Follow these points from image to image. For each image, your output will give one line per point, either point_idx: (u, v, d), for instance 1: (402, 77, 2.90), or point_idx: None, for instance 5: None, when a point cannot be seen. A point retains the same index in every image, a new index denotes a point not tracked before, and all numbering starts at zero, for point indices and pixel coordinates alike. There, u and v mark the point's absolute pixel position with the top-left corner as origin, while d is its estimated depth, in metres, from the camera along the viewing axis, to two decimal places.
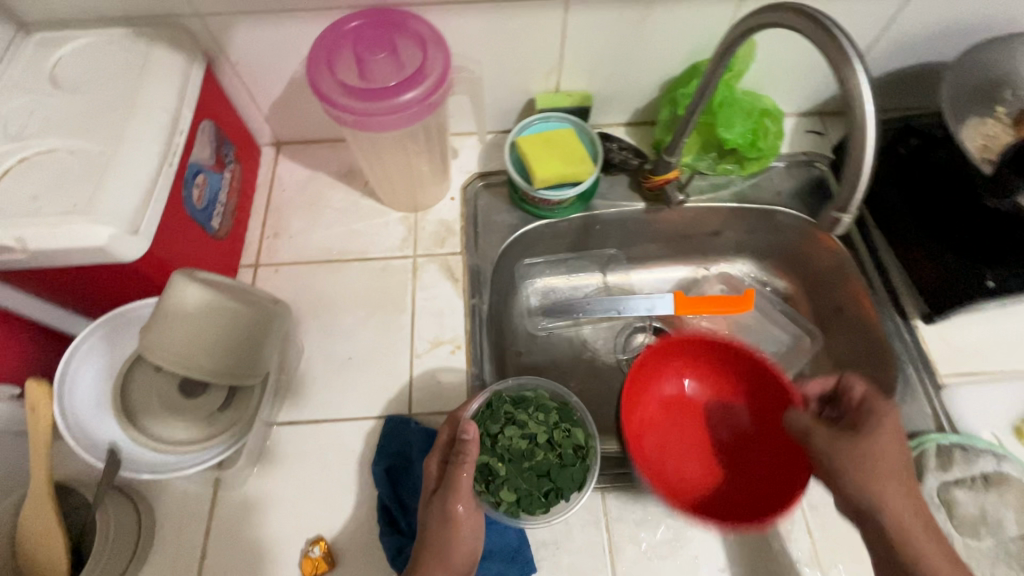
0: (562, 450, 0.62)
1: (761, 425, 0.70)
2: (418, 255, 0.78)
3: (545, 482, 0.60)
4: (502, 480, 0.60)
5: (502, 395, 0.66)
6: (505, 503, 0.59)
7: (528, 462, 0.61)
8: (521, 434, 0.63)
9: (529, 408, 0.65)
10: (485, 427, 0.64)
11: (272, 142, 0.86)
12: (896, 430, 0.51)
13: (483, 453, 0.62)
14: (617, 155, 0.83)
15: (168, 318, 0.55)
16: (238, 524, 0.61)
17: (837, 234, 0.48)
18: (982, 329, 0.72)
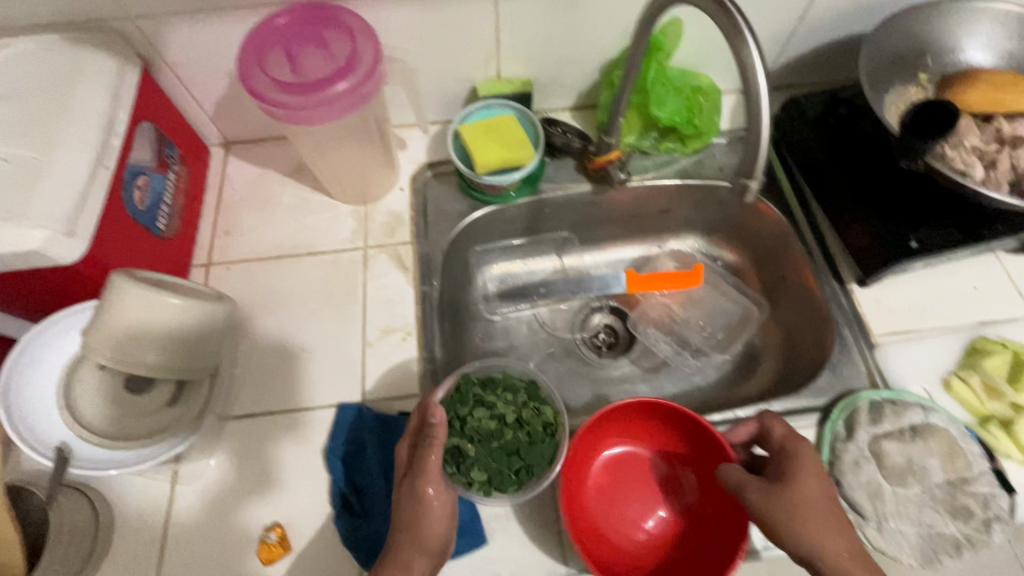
0: (531, 428, 0.62)
1: (708, 491, 0.63)
2: (368, 246, 0.80)
3: (516, 460, 0.60)
4: (473, 461, 0.59)
5: (468, 377, 0.65)
6: (477, 483, 0.59)
7: (498, 442, 0.61)
8: (489, 415, 0.62)
9: (496, 388, 0.64)
10: (453, 410, 0.63)
11: (221, 143, 0.87)
12: (815, 473, 0.53)
13: (453, 436, 0.61)
14: (560, 138, 0.84)
15: (112, 324, 0.56)
16: (196, 516, 0.63)
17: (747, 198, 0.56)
18: (912, 289, 0.75)
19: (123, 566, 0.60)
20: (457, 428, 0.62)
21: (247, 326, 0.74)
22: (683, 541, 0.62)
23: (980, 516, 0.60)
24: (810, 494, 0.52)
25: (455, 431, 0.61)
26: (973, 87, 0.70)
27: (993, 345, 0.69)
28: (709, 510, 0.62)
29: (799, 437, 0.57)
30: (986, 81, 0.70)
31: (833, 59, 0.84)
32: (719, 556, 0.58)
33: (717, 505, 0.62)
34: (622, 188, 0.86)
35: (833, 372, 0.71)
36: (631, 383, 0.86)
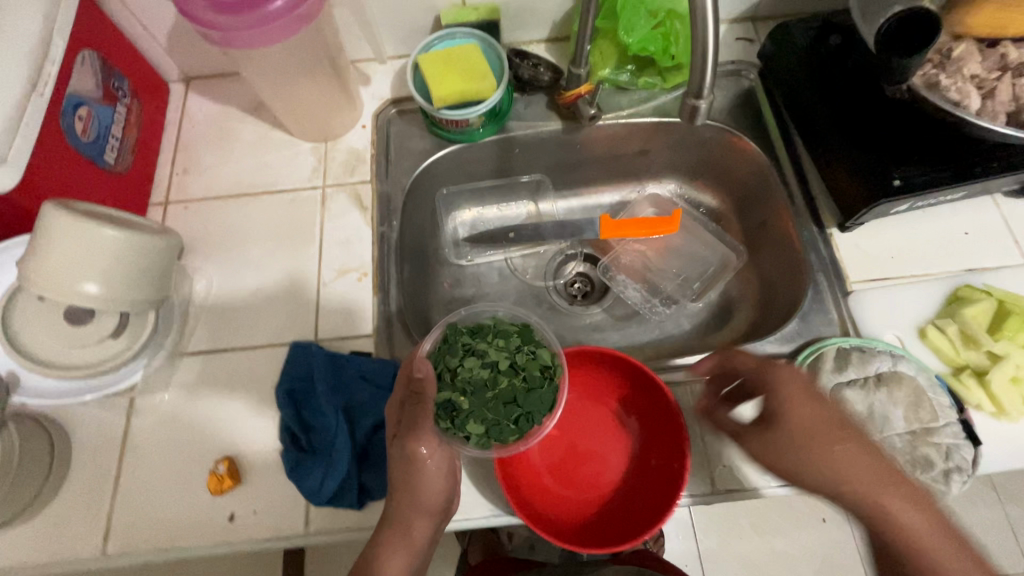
0: (529, 374, 0.55)
1: (652, 436, 0.59)
2: (327, 185, 0.77)
3: (515, 409, 0.53)
4: (468, 414, 0.53)
5: (455, 325, 0.58)
6: (475, 436, 0.53)
7: (493, 392, 0.54)
8: (480, 363, 0.55)
9: (485, 334, 0.57)
10: (441, 362, 0.56)
11: (180, 78, 0.84)
12: (803, 397, 0.55)
13: (443, 389, 0.55)
14: (527, 71, 0.79)
15: (52, 245, 0.55)
16: (150, 447, 0.64)
17: (697, 121, 0.51)
18: (897, 234, 0.71)
19: (81, 489, 0.62)
20: (447, 381, 0.55)
21: (203, 265, 0.73)
22: (625, 493, 0.58)
23: (941, 467, 0.57)
24: (803, 421, 0.54)
25: (445, 384, 0.55)
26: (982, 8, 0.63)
27: (978, 293, 0.65)
28: (654, 461, 0.58)
29: (778, 364, 0.57)
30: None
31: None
32: (658, 507, 0.53)
33: (661, 455, 0.57)
34: (593, 126, 0.81)
35: (802, 319, 0.68)
36: (601, 331, 0.85)
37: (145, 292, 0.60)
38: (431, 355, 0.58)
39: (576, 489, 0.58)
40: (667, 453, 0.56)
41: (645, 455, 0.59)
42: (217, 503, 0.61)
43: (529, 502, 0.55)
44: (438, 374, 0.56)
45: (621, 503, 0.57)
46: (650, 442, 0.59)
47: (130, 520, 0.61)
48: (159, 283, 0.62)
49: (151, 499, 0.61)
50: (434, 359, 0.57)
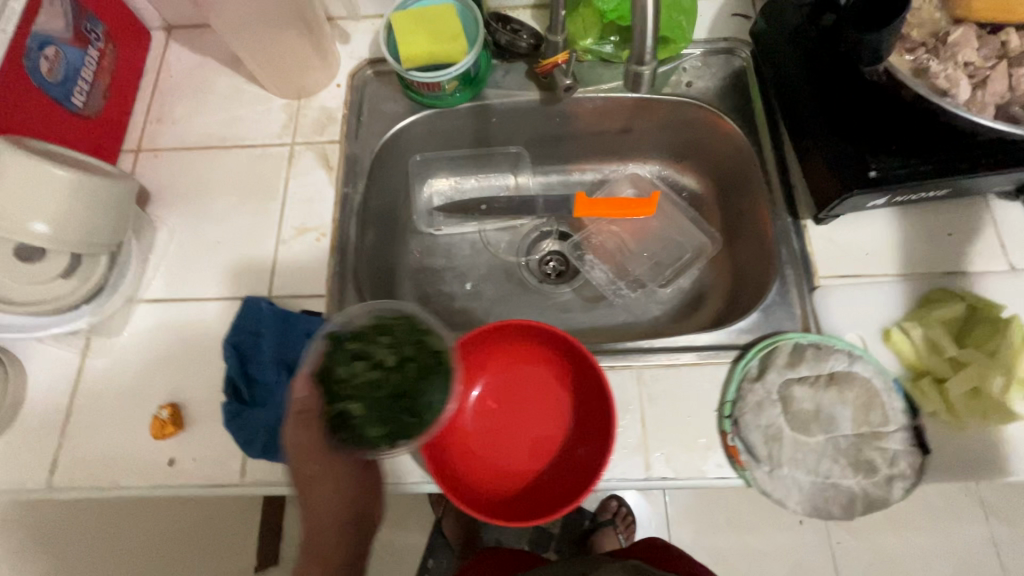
0: (419, 364, 0.54)
1: (587, 411, 0.57)
2: (296, 143, 0.77)
3: (410, 402, 0.53)
4: (363, 420, 0.52)
5: (335, 330, 0.55)
6: (377, 440, 0.51)
7: (384, 391, 0.53)
8: (368, 365, 0.54)
9: (368, 333, 0.55)
10: (327, 375, 0.53)
11: (162, 26, 0.83)
12: None
13: (334, 402, 0.52)
14: (505, 36, 0.76)
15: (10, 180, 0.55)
16: (101, 388, 0.65)
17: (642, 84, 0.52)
18: (874, 230, 0.67)
19: (34, 421, 0.64)
20: (336, 392, 0.53)
21: (168, 215, 0.73)
22: (549, 473, 0.57)
23: (883, 472, 0.56)
24: None
25: (334, 396, 0.52)
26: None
27: (950, 297, 0.62)
28: (581, 448, 0.56)
29: None
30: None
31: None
32: (575, 495, 0.53)
33: (589, 444, 0.56)
34: (571, 99, 0.78)
35: (763, 311, 0.65)
36: (568, 311, 0.83)
37: (100, 232, 0.60)
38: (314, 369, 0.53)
39: (503, 463, 0.57)
40: (595, 442, 0.55)
41: (576, 440, 0.57)
42: (159, 447, 0.62)
43: (450, 470, 0.54)
44: (325, 388, 0.53)
45: (542, 483, 0.56)
46: (583, 427, 0.57)
47: (76, 456, 0.62)
48: (116, 224, 0.63)
49: (98, 438, 0.63)
50: (319, 374, 0.53)
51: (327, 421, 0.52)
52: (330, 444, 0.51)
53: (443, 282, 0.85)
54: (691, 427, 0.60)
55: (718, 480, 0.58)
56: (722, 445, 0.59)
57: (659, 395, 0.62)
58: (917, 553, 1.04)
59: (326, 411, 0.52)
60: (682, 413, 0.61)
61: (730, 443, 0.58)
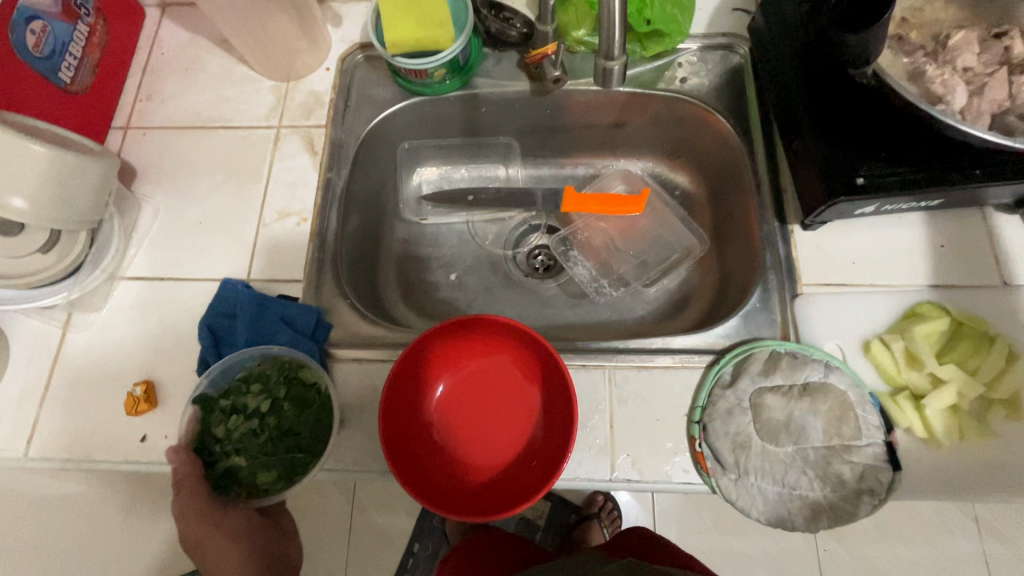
0: (294, 400, 0.62)
1: (553, 411, 0.57)
2: (282, 126, 0.76)
3: (291, 439, 0.61)
4: (250, 469, 0.61)
5: (205, 393, 0.61)
6: (269, 482, 0.61)
7: (263, 436, 0.61)
8: (244, 417, 0.62)
9: (238, 387, 0.63)
10: (206, 436, 0.61)
11: (156, 4, 0.83)
12: None
13: (219, 461, 0.61)
14: (494, 24, 0.74)
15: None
16: (81, 362, 0.66)
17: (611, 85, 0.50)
18: (862, 238, 0.65)
19: (13, 392, 0.65)
20: (219, 450, 0.61)
21: (153, 193, 0.74)
22: (501, 478, 0.56)
23: (852, 486, 0.54)
24: None
25: (218, 454, 0.61)
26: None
27: (937, 311, 0.60)
28: (537, 458, 0.55)
29: None
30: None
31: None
32: (522, 500, 0.52)
33: (545, 455, 0.55)
34: (562, 91, 0.77)
35: (742, 317, 0.64)
36: (551, 306, 0.82)
37: (78, 210, 0.61)
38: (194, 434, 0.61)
39: (466, 459, 0.57)
40: (551, 452, 0.54)
41: (538, 444, 0.56)
42: (133, 423, 0.63)
43: (405, 458, 0.54)
44: (207, 451, 0.61)
45: (492, 486, 0.55)
46: (544, 435, 0.57)
47: (52, 427, 0.63)
48: (95, 202, 0.63)
49: (74, 412, 0.64)
50: (198, 441, 0.61)
51: (215, 481, 0.61)
52: (218, 501, 0.60)
53: (427, 271, 0.84)
54: (660, 430, 0.59)
55: (684, 485, 0.58)
56: (689, 450, 0.58)
57: (629, 397, 0.61)
58: (903, 565, 0.99)
59: (212, 473, 0.61)
60: (651, 416, 0.60)
61: (697, 449, 0.57)
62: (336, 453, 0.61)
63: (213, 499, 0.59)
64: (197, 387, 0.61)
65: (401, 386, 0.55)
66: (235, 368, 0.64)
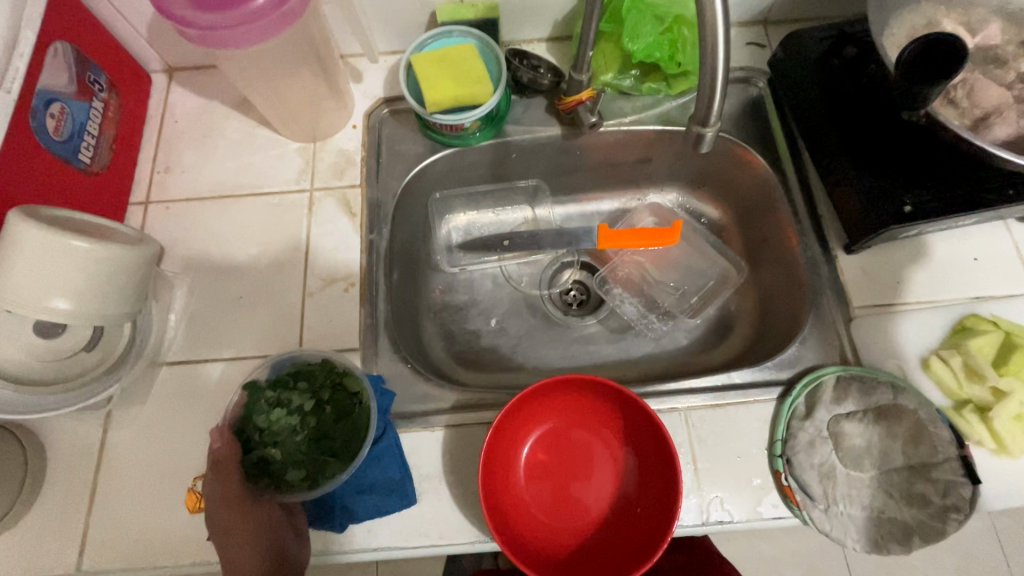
0: (336, 405, 0.61)
1: (648, 463, 0.57)
2: (315, 188, 0.74)
3: (326, 443, 0.60)
4: (282, 463, 0.59)
5: (254, 381, 0.62)
6: (296, 481, 0.59)
7: (301, 435, 0.60)
8: (286, 411, 0.61)
9: (285, 381, 0.62)
10: (246, 424, 0.61)
11: (163, 69, 0.80)
12: None
13: (254, 449, 0.60)
14: (526, 73, 0.75)
15: (30, 257, 0.52)
16: (127, 461, 0.62)
17: (703, 150, 0.52)
18: (902, 258, 0.68)
19: (55, 504, 0.60)
20: (256, 440, 0.60)
21: (184, 271, 0.70)
22: (609, 531, 0.55)
23: (937, 503, 0.56)
24: None
25: (256, 443, 0.60)
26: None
27: (984, 324, 0.62)
28: (641, 505, 0.56)
29: None
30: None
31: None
32: (641, 555, 0.52)
33: (649, 501, 0.55)
34: (593, 133, 0.78)
35: (802, 344, 0.66)
36: (596, 344, 0.82)
37: (124, 303, 0.57)
38: (237, 419, 0.61)
39: (562, 522, 0.56)
40: (655, 499, 0.54)
41: (635, 496, 0.57)
42: (196, 520, 0.59)
43: (513, 532, 0.53)
44: (246, 437, 0.60)
45: (604, 540, 0.55)
46: (642, 483, 0.57)
47: (105, 537, 0.59)
48: (139, 291, 0.59)
49: (127, 517, 0.60)
50: (239, 426, 0.61)
51: (247, 469, 0.59)
52: (248, 487, 0.58)
53: (466, 319, 0.83)
54: (743, 467, 0.60)
55: (774, 520, 0.58)
56: (775, 485, 0.59)
57: (708, 436, 0.61)
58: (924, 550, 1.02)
59: (245, 461, 0.60)
60: (732, 454, 0.60)
61: (784, 483, 0.58)
62: (418, 528, 0.59)
63: (244, 485, 0.58)
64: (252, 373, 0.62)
65: (494, 458, 0.54)
66: (284, 362, 0.63)
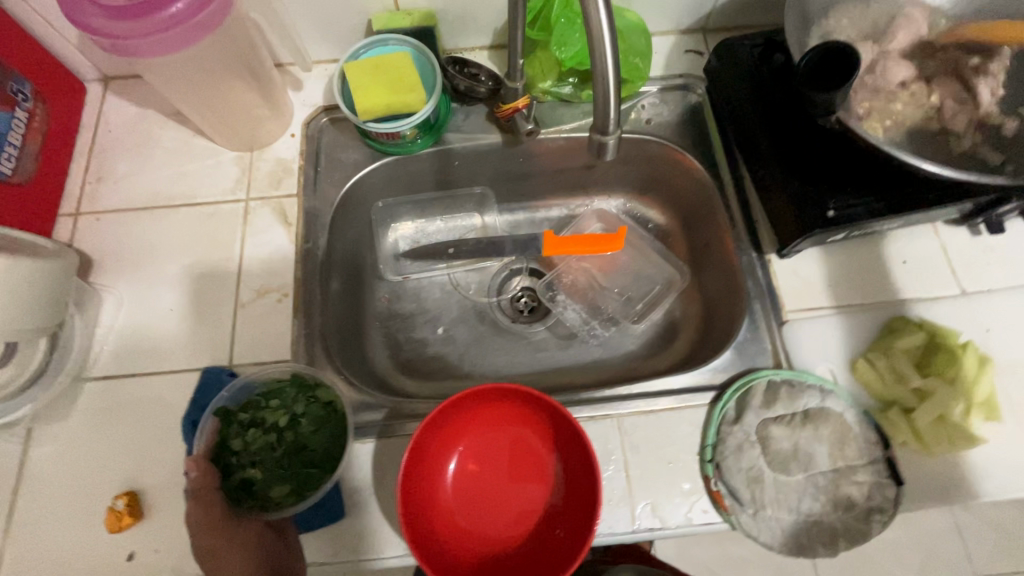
0: (311, 416, 0.62)
1: (574, 480, 0.57)
2: (250, 198, 0.73)
3: (306, 454, 0.60)
4: (266, 481, 0.59)
5: (223, 407, 0.61)
6: (281, 497, 0.58)
7: (280, 450, 0.61)
8: (262, 430, 0.61)
9: (257, 401, 0.62)
10: (222, 449, 0.60)
11: (97, 78, 0.79)
12: None
13: (234, 473, 0.59)
14: (463, 81, 0.75)
15: None
16: (47, 479, 0.60)
17: (604, 157, 0.54)
18: (833, 261, 0.69)
19: None
20: (234, 463, 0.60)
21: (114, 282, 0.69)
22: (529, 546, 0.55)
23: (861, 506, 0.57)
24: None
25: (234, 466, 0.60)
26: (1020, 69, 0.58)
27: (911, 325, 0.64)
28: (561, 526, 0.55)
29: None
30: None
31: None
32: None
33: (567, 524, 0.55)
34: (534, 140, 0.78)
35: (736, 348, 0.66)
36: (544, 350, 0.81)
37: (35, 317, 0.56)
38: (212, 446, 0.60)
39: (484, 534, 0.56)
40: (575, 522, 0.54)
41: (555, 516, 0.56)
42: (116, 540, 0.58)
43: (434, 545, 0.53)
44: (223, 463, 0.59)
45: (521, 558, 0.55)
46: (567, 499, 0.56)
47: (22, 560, 0.57)
48: (56, 302, 0.58)
49: (45, 539, 0.58)
50: (214, 452, 0.60)
51: (229, 493, 0.58)
52: (232, 511, 0.56)
53: (413, 328, 0.82)
54: (673, 473, 0.60)
55: (704, 526, 0.58)
56: (705, 490, 0.59)
57: (640, 443, 0.61)
58: (888, 547, 1.01)
59: (226, 486, 0.58)
60: (663, 460, 0.60)
61: (713, 488, 0.58)
62: (346, 542, 0.58)
63: (227, 512, 0.56)
64: (217, 399, 0.61)
65: (418, 471, 0.54)
66: (253, 384, 0.63)
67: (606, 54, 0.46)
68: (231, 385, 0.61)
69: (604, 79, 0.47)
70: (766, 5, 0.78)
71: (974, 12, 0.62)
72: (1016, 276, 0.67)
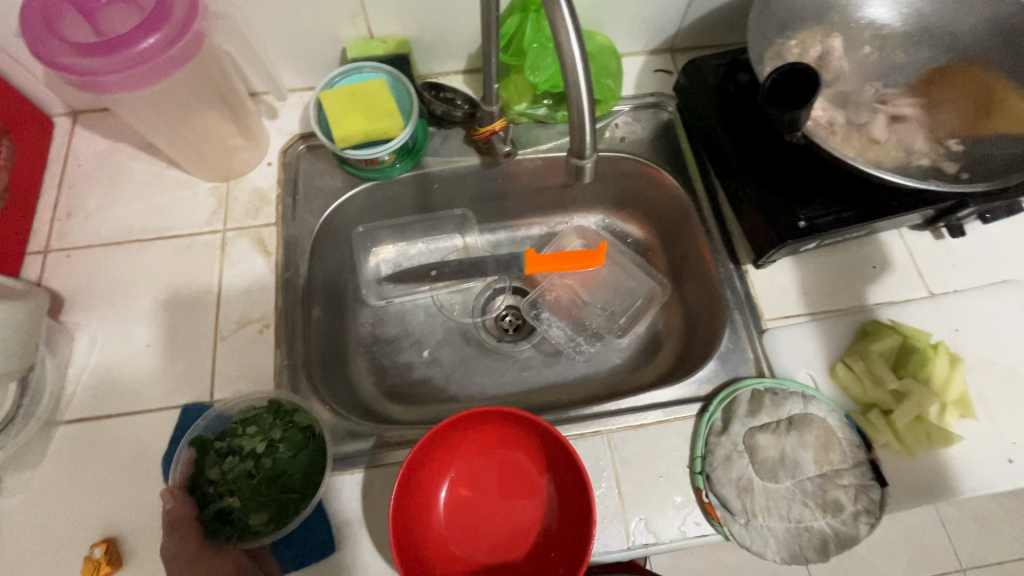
0: (290, 441, 0.60)
1: (567, 499, 0.56)
2: (227, 229, 0.72)
3: (285, 480, 0.58)
4: (243, 510, 0.57)
5: (200, 436, 0.59)
6: (261, 525, 0.56)
7: (258, 477, 0.58)
8: (238, 458, 0.59)
9: (233, 429, 0.60)
10: (198, 479, 0.58)
11: (65, 113, 0.77)
12: None
13: (210, 503, 0.57)
14: (439, 106, 0.76)
15: None
16: (17, 531, 0.57)
17: (584, 179, 0.55)
18: (807, 269, 0.71)
19: None
20: (211, 493, 0.58)
21: (86, 320, 0.67)
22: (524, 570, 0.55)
23: (849, 509, 0.58)
24: None
25: (211, 496, 0.57)
26: (964, 83, 0.62)
27: (885, 328, 0.66)
28: (555, 549, 0.55)
29: None
30: (978, 70, 0.62)
31: (728, 18, 0.80)
32: None
33: (561, 547, 0.55)
34: (511, 162, 0.79)
35: (719, 359, 0.67)
36: (530, 368, 0.81)
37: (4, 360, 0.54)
38: (189, 477, 0.58)
39: (479, 561, 0.55)
40: (569, 546, 0.54)
41: (549, 540, 0.56)
42: None
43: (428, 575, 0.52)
44: (199, 493, 0.57)
45: None
46: (562, 522, 0.56)
47: None
48: (24, 345, 0.56)
49: None
50: (191, 483, 0.58)
51: (205, 524, 0.56)
52: (209, 543, 0.54)
53: (399, 352, 0.81)
54: (664, 487, 0.60)
55: (697, 539, 0.58)
56: (697, 502, 0.59)
57: (631, 458, 0.62)
58: (877, 546, 1.02)
59: (202, 517, 0.56)
60: (654, 474, 0.61)
61: (705, 500, 0.59)
62: None
63: (205, 543, 0.54)
64: (192, 428, 0.60)
65: (408, 502, 0.53)
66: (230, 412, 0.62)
67: (581, 84, 0.47)
68: (208, 414, 0.60)
69: (579, 104, 0.49)
70: (728, 26, 0.81)
71: (920, 29, 0.66)
72: (978, 276, 0.70)
